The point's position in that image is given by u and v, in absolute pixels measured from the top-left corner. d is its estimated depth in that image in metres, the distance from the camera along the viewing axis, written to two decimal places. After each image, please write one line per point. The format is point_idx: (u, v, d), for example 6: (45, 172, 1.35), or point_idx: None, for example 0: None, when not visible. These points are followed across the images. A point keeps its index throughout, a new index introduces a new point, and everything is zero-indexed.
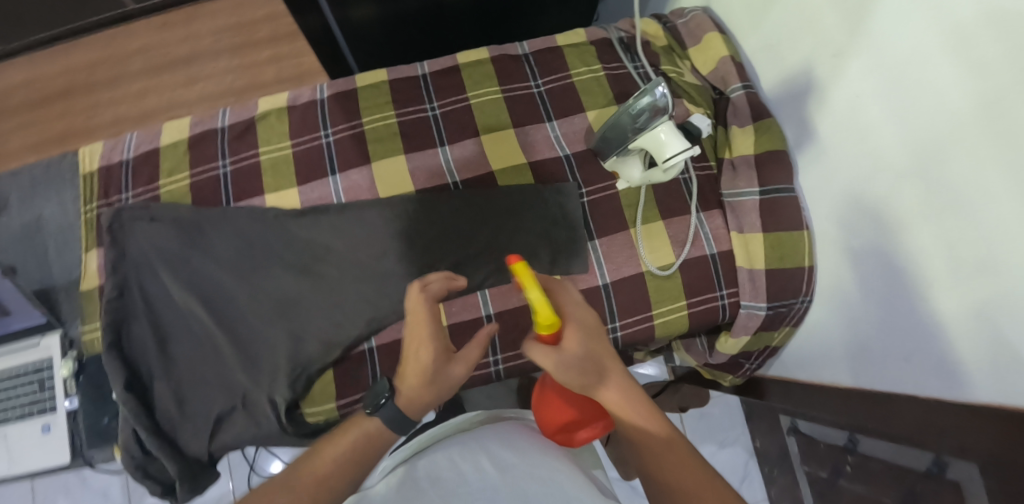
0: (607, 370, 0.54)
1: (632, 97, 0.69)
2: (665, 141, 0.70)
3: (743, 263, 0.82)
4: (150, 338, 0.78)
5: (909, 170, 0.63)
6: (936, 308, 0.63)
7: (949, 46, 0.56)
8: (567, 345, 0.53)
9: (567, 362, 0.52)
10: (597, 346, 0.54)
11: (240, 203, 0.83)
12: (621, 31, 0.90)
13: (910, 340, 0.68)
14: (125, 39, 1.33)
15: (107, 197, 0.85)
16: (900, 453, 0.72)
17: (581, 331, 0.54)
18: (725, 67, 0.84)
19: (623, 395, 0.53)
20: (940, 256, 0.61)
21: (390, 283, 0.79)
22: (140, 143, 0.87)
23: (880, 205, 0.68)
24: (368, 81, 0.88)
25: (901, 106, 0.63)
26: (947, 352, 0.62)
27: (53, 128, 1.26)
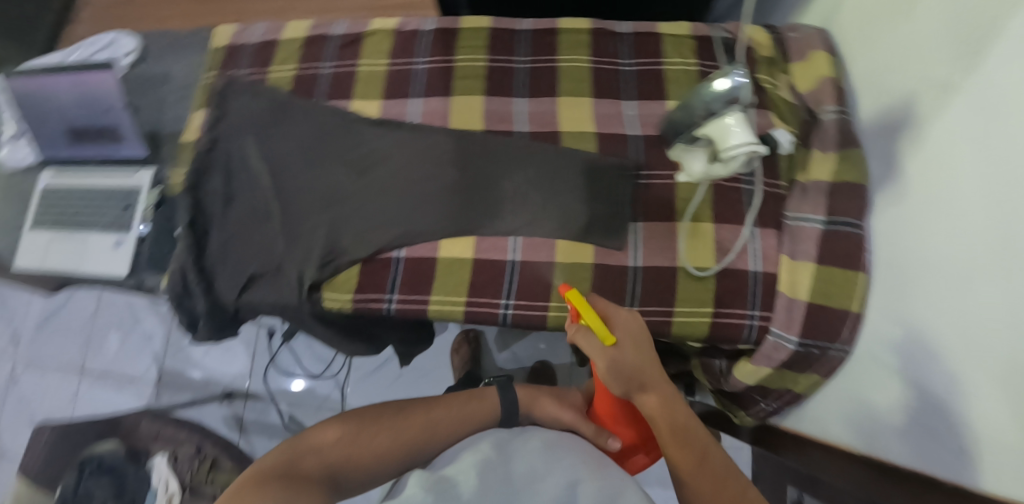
0: (655, 383, 0.59)
1: (709, 81, 0.69)
2: (732, 130, 0.69)
3: (784, 289, 0.77)
4: (220, 194, 0.88)
5: (985, 219, 0.57)
6: (976, 379, 0.56)
7: None
8: (619, 355, 0.58)
9: (621, 368, 0.58)
10: (650, 361, 0.60)
11: (330, 102, 0.92)
12: (726, 32, 0.89)
13: (948, 410, 0.60)
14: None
15: (226, 70, 0.97)
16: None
17: (636, 344, 0.60)
18: (824, 89, 0.81)
19: (670, 403, 0.59)
20: (996, 322, 0.55)
21: (432, 203, 0.83)
22: (265, 32, 0.98)
23: (950, 255, 0.62)
24: (471, 24, 0.93)
25: (991, 149, 0.57)
26: (985, 429, 0.55)
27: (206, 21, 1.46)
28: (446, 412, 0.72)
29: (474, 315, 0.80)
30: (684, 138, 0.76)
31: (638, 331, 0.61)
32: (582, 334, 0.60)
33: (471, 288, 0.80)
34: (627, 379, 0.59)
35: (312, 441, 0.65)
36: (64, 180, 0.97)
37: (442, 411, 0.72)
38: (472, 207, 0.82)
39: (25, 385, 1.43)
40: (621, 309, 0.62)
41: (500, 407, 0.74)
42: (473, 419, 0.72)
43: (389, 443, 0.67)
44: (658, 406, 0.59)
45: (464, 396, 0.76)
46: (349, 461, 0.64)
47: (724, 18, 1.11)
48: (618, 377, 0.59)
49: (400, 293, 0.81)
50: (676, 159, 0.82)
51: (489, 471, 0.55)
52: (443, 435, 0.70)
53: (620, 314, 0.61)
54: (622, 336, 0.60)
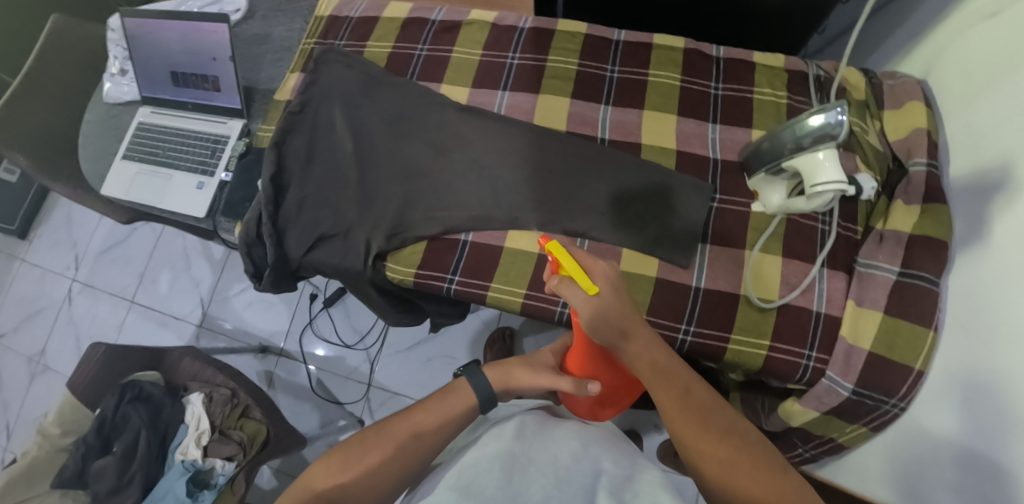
0: (639, 329, 0.60)
1: (802, 114, 0.69)
2: (822, 164, 0.69)
3: (846, 334, 0.76)
4: (302, 152, 0.91)
5: None
6: None
7: None
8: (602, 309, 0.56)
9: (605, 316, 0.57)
10: (630, 306, 0.59)
11: (420, 82, 0.94)
12: (821, 70, 0.89)
13: (1006, 482, 0.58)
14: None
15: (325, 39, 1.01)
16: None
17: (617, 293, 0.58)
18: (917, 139, 0.79)
19: (653, 348, 0.61)
20: None
21: (505, 193, 0.84)
22: (367, 9, 1.02)
23: None
24: (567, 28, 0.95)
25: None
26: None
27: None
28: (427, 414, 0.66)
29: (530, 309, 0.80)
30: (770, 169, 0.76)
31: (614, 276, 0.58)
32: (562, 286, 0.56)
33: (532, 281, 0.81)
34: (613, 326, 0.58)
35: (316, 474, 0.62)
36: (159, 120, 1.03)
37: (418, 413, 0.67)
38: (544, 202, 0.83)
39: (83, 304, 1.54)
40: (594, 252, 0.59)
41: (477, 395, 0.69)
42: (453, 415, 0.67)
43: (381, 463, 0.62)
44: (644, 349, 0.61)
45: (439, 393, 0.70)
46: (349, 492, 0.61)
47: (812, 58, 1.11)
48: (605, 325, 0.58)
49: (462, 275, 0.82)
50: (755, 188, 0.82)
51: (508, 455, 0.55)
52: (430, 439, 0.64)
53: (597, 260, 0.57)
54: (603, 285, 0.57)
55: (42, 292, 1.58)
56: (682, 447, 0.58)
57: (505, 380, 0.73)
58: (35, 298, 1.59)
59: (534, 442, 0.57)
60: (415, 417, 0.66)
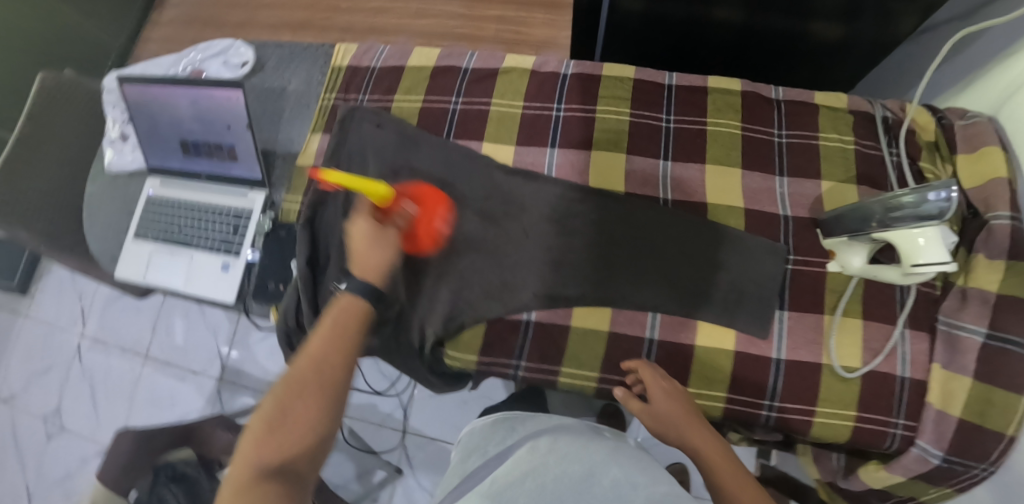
0: (694, 429, 0.68)
1: (895, 192, 0.64)
2: (923, 247, 0.64)
3: (935, 402, 0.73)
4: (338, 225, 0.83)
5: None
6: None
7: None
8: (654, 406, 0.70)
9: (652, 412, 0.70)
10: (689, 419, 0.69)
11: (458, 141, 0.87)
12: (888, 111, 0.83)
13: None
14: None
15: (347, 93, 0.93)
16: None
17: (668, 403, 0.70)
18: (997, 189, 0.74)
19: (721, 454, 0.65)
20: None
21: (569, 267, 0.79)
22: (389, 56, 0.94)
23: None
24: (613, 73, 0.88)
25: None
26: None
27: (299, 15, 1.52)
28: (321, 337, 0.61)
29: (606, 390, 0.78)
30: (853, 231, 0.71)
31: (675, 393, 0.71)
32: (380, 207, 0.73)
33: (604, 362, 0.77)
34: (667, 428, 0.70)
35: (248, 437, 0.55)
36: (172, 191, 0.93)
37: (330, 335, 0.61)
38: (611, 273, 0.78)
39: (92, 363, 1.45)
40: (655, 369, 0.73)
41: (364, 297, 0.65)
42: (345, 328, 0.63)
43: (309, 414, 0.56)
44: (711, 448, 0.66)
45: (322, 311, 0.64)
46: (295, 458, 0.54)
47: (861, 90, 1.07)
48: (658, 428, 0.70)
49: (529, 360, 0.78)
50: (831, 248, 0.77)
51: (541, 469, 0.57)
52: (342, 378, 0.60)
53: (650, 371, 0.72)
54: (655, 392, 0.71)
55: (47, 349, 1.49)
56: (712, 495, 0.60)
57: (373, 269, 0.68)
58: (40, 356, 1.49)
59: (569, 451, 0.61)
60: (329, 329, 0.62)
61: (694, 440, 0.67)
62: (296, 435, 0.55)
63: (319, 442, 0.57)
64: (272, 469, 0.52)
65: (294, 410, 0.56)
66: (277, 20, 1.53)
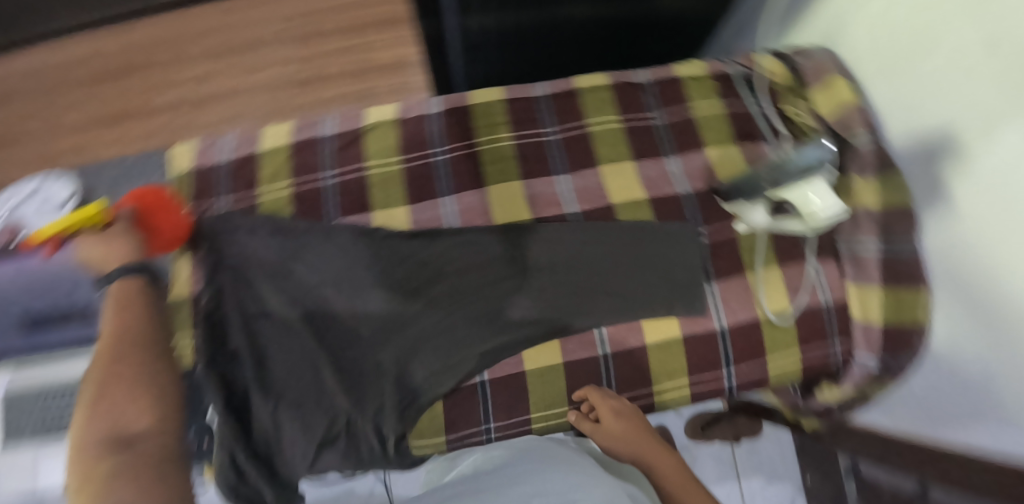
0: (643, 442, 0.73)
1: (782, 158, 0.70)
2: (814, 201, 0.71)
3: (858, 317, 0.80)
4: (247, 354, 0.75)
5: None
6: None
7: None
8: (607, 428, 0.73)
9: (605, 438, 0.73)
10: (639, 435, 0.73)
11: (346, 218, 0.80)
12: (741, 66, 0.90)
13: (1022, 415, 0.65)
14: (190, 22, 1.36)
15: (202, 201, 0.81)
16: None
17: (622, 429, 0.73)
18: (852, 115, 0.81)
19: (666, 464, 0.72)
20: None
21: (506, 314, 0.77)
22: (238, 146, 0.84)
23: (1006, 280, 0.65)
24: (482, 99, 0.85)
25: None
26: None
27: (113, 106, 1.31)
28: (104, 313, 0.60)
29: None
30: (748, 193, 0.76)
31: (626, 412, 0.74)
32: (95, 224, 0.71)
33: (569, 392, 0.77)
34: (620, 446, 0.73)
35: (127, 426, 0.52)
36: (36, 376, 0.77)
37: (111, 339, 0.58)
38: (547, 306, 0.77)
39: None
40: (599, 388, 0.75)
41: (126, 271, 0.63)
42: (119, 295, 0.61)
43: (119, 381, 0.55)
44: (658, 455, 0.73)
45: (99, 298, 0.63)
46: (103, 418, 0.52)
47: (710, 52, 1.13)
48: (611, 447, 0.73)
49: (497, 420, 0.75)
50: (733, 211, 0.81)
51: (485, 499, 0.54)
52: (129, 336, 0.58)
53: (597, 393, 0.74)
54: (607, 415, 0.73)
55: None
56: None
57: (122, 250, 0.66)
58: None
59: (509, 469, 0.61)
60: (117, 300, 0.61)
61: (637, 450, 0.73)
62: (131, 419, 0.53)
63: (156, 408, 0.55)
64: (108, 437, 0.51)
65: (124, 418, 0.53)
66: (91, 117, 1.31)
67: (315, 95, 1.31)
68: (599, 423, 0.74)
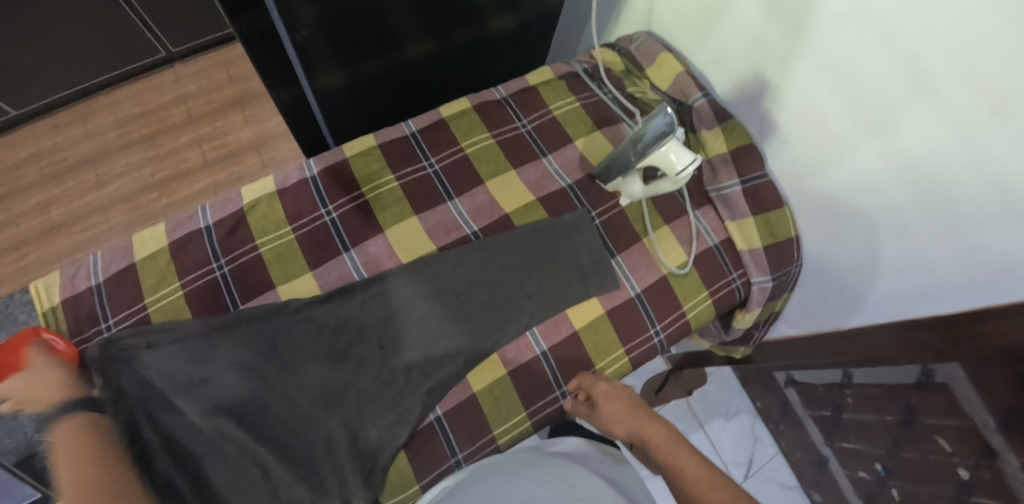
0: (637, 417, 0.78)
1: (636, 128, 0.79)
2: (674, 160, 0.78)
3: (742, 246, 0.89)
4: (182, 479, 0.69)
5: (866, 142, 0.74)
6: (913, 249, 0.74)
7: (881, 41, 0.67)
8: (599, 409, 0.78)
9: (600, 421, 0.78)
10: (630, 412, 0.78)
11: (251, 303, 0.77)
12: (583, 63, 0.98)
13: (896, 277, 0.79)
14: (17, 148, 1.26)
15: (83, 332, 0.74)
16: (891, 370, 0.84)
17: (611, 410, 0.77)
18: (684, 81, 0.92)
19: (662, 434, 0.75)
20: (910, 205, 0.72)
21: (439, 347, 0.78)
22: (108, 263, 0.77)
23: (842, 178, 0.79)
24: (357, 149, 0.86)
25: (844, 93, 0.74)
26: (932, 280, 0.74)
27: None
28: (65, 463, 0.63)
29: (541, 419, 0.79)
30: (620, 166, 0.83)
31: (615, 388, 0.78)
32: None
33: (524, 399, 0.78)
34: (616, 424, 0.78)
35: None
36: None
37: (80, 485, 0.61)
38: (475, 329, 0.79)
39: None
40: (590, 374, 0.80)
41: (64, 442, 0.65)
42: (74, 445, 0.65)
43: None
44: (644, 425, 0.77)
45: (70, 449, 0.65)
46: None
47: (554, 60, 1.22)
48: (607, 427, 0.79)
49: (463, 450, 0.75)
50: (615, 189, 0.88)
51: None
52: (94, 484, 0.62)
53: (590, 378, 0.79)
54: (597, 395, 0.78)
55: None
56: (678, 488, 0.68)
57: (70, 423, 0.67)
58: None
59: (535, 485, 0.63)
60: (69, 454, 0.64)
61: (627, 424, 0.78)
62: None
63: None
64: None
65: None
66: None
67: (182, 192, 1.25)
68: (593, 405, 0.79)
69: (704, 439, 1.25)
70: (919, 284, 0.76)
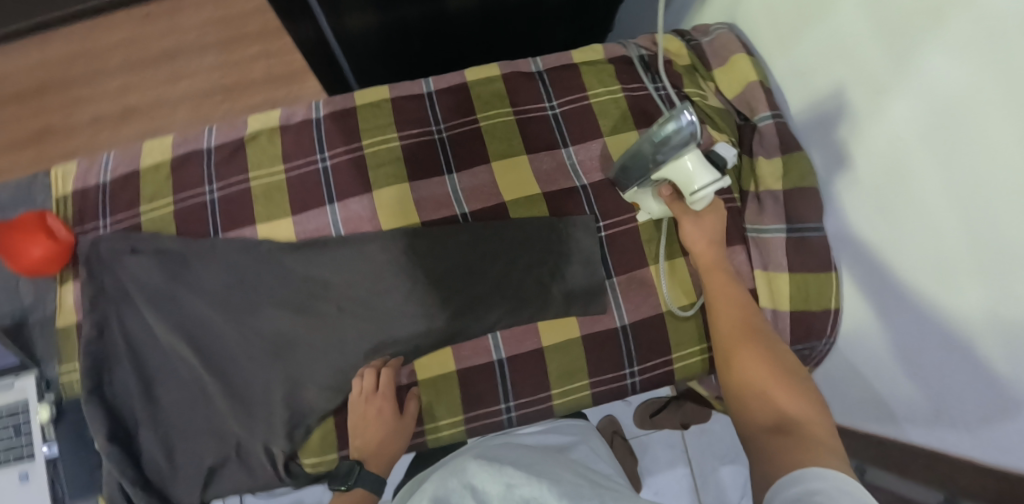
0: (722, 273, 0.70)
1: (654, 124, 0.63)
2: (693, 172, 0.65)
3: (766, 303, 0.76)
4: (133, 384, 0.73)
5: (952, 217, 0.57)
6: (968, 368, 0.57)
7: (1004, 91, 0.49)
8: (703, 219, 0.71)
9: (698, 228, 0.71)
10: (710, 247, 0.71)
11: (230, 234, 0.77)
12: (642, 48, 0.85)
13: (941, 396, 0.61)
14: (108, 30, 1.28)
15: (83, 225, 0.78)
16: (916, 486, 0.68)
17: (710, 225, 0.72)
18: (753, 92, 0.79)
19: (749, 307, 0.68)
20: (980, 313, 0.55)
21: (394, 323, 0.74)
22: (118, 164, 0.81)
23: (908, 254, 0.63)
24: (368, 98, 0.81)
25: (942, 148, 0.57)
26: (985, 412, 0.56)
27: (28, 127, 1.22)
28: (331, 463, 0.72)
29: (476, 427, 0.75)
30: (634, 170, 0.70)
31: (720, 229, 0.72)
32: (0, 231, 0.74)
33: (467, 402, 0.74)
34: (699, 234, 0.71)
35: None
36: None
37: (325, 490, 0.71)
38: (439, 312, 0.74)
39: None
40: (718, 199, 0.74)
41: (222, 440, 0.72)
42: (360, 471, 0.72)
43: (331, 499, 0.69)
44: (721, 283, 0.70)
45: (248, 465, 0.72)
46: None
47: (619, 37, 1.09)
48: (694, 229, 0.71)
49: None
50: (632, 200, 0.76)
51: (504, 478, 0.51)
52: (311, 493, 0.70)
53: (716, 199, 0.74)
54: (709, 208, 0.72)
55: None
56: (725, 359, 0.64)
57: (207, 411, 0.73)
58: None
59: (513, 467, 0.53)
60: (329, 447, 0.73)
61: (709, 259, 0.71)
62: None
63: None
64: None
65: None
66: (7, 137, 1.21)
67: (243, 101, 1.24)
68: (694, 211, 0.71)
69: (687, 476, 1.15)
70: (962, 412, 0.59)
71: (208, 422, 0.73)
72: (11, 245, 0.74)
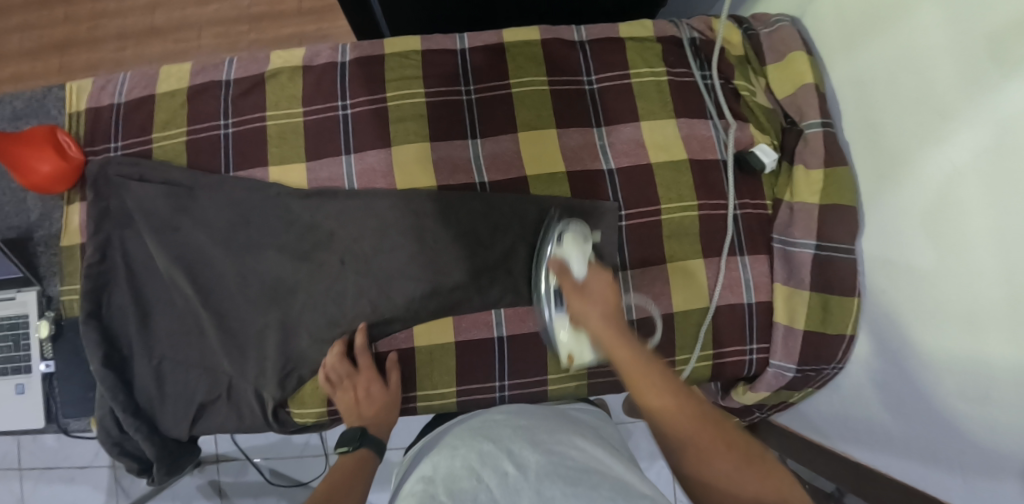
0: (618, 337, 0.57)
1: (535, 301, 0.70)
2: (565, 249, 0.65)
3: (781, 318, 0.73)
4: (132, 312, 0.73)
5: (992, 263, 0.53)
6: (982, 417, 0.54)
7: None
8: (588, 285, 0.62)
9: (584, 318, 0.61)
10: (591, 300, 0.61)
11: (241, 172, 0.75)
12: (694, 31, 0.80)
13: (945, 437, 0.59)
14: None
15: (94, 144, 0.76)
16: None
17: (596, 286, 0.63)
18: (805, 96, 0.74)
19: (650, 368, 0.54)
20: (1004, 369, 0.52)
21: (396, 284, 0.72)
22: (133, 86, 0.78)
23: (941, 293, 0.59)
24: (398, 48, 0.77)
25: (997, 190, 0.53)
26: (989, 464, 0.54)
27: (54, 35, 1.18)
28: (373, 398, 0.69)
29: (469, 402, 0.74)
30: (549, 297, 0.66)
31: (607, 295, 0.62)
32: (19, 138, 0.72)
33: (460, 376, 0.73)
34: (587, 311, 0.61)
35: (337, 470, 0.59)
36: None
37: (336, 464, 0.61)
38: (443, 282, 0.72)
39: None
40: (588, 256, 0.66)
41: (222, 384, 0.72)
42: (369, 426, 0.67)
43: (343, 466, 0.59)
44: (637, 362, 0.54)
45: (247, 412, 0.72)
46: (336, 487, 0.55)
47: (670, 14, 1.03)
48: (581, 312, 0.61)
49: None
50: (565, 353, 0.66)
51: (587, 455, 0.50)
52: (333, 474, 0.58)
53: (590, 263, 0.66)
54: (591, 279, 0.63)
55: None
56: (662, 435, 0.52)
57: (208, 353, 0.73)
58: None
59: (582, 443, 0.53)
60: None
61: (610, 336, 0.58)
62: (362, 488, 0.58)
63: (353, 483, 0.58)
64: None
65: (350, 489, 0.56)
66: (33, 43, 1.18)
67: (270, 33, 1.19)
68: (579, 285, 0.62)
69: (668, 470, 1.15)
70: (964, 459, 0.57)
71: (207, 367, 0.73)
72: (19, 155, 0.71)
